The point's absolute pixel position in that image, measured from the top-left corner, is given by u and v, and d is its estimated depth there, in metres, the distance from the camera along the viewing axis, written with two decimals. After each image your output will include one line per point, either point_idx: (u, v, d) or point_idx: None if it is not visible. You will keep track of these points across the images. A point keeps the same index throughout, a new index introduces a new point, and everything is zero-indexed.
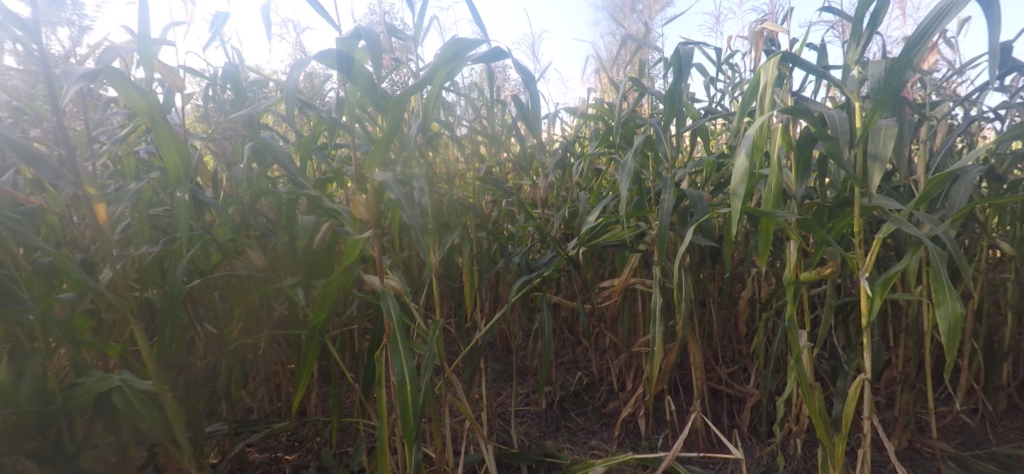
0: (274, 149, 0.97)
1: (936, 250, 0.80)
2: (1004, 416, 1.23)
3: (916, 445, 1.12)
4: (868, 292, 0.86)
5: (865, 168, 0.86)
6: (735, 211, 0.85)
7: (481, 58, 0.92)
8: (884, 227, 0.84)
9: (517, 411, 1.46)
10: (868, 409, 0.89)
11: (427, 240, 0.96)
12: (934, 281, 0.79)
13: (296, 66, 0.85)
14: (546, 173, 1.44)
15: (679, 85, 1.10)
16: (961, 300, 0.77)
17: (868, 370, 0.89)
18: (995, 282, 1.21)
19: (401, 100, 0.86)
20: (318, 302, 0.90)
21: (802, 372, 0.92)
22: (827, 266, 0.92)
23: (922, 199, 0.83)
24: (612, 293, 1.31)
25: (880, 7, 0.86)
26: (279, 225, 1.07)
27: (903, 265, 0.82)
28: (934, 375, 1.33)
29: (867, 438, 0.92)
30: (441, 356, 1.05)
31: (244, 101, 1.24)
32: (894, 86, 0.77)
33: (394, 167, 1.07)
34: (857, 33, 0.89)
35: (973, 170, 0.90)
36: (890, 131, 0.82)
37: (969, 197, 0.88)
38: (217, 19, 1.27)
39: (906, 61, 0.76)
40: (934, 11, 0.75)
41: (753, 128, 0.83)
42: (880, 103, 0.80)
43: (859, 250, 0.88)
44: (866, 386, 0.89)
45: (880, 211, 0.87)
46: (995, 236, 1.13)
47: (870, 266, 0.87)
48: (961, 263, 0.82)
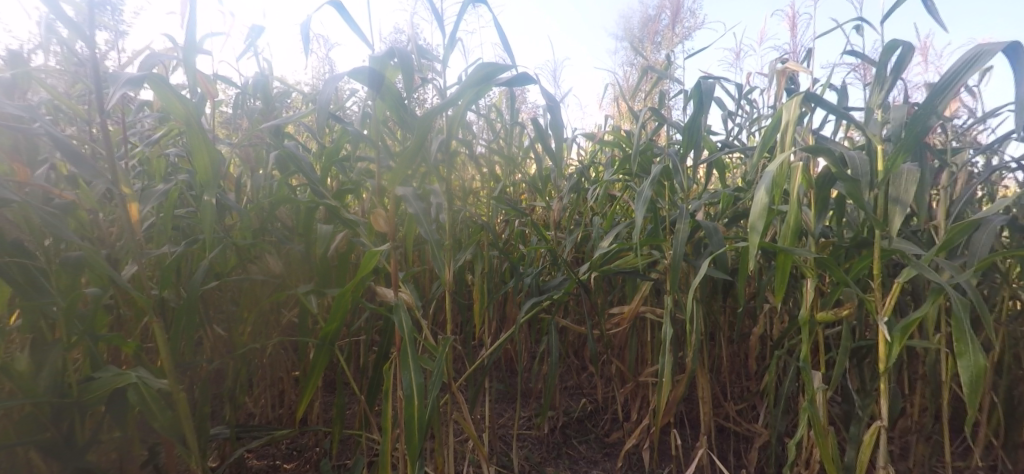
0: (297, 158, 0.99)
1: (957, 299, 0.80)
2: None
3: None
4: (886, 336, 0.85)
5: (885, 211, 0.86)
6: (753, 245, 0.85)
7: (508, 82, 0.95)
8: (905, 272, 0.83)
9: (518, 435, 1.45)
10: (883, 457, 0.88)
11: (443, 256, 0.97)
12: (956, 330, 0.79)
13: (328, 81, 0.87)
14: (561, 196, 1.45)
15: (698, 118, 1.12)
16: (983, 352, 0.77)
17: (884, 417, 0.87)
18: (1016, 336, 1.19)
19: (429, 117, 0.88)
20: (332, 311, 0.90)
21: (815, 414, 0.91)
22: (843, 307, 0.92)
23: (943, 247, 0.82)
24: (622, 320, 1.31)
25: (906, 53, 0.87)
26: (295, 233, 1.08)
27: (924, 312, 0.81)
28: (951, 427, 1.30)
29: None
30: (449, 374, 1.05)
31: (272, 111, 1.27)
32: (917, 132, 0.77)
33: (413, 182, 1.08)
34: (882, 77, 0.90)
35: (996, 219, 0.89)
36: (913, 176, 0.82)
37: (991, 247, 0.87)
38: (253, 30, 1.30)
39: (931, 108, 0.76)
40: (961, 60, 0.75)
41: (774, 164, 0.83)
42: (903, 147, 0.81)
43: (878, 293, 0.87)
44: (881, 433, 0.88)
45: (900, 255, 0.86)
46: (1017, 288, 1.11)
47: (889, 309, 0.86)
48: (982, 313, 0.82)
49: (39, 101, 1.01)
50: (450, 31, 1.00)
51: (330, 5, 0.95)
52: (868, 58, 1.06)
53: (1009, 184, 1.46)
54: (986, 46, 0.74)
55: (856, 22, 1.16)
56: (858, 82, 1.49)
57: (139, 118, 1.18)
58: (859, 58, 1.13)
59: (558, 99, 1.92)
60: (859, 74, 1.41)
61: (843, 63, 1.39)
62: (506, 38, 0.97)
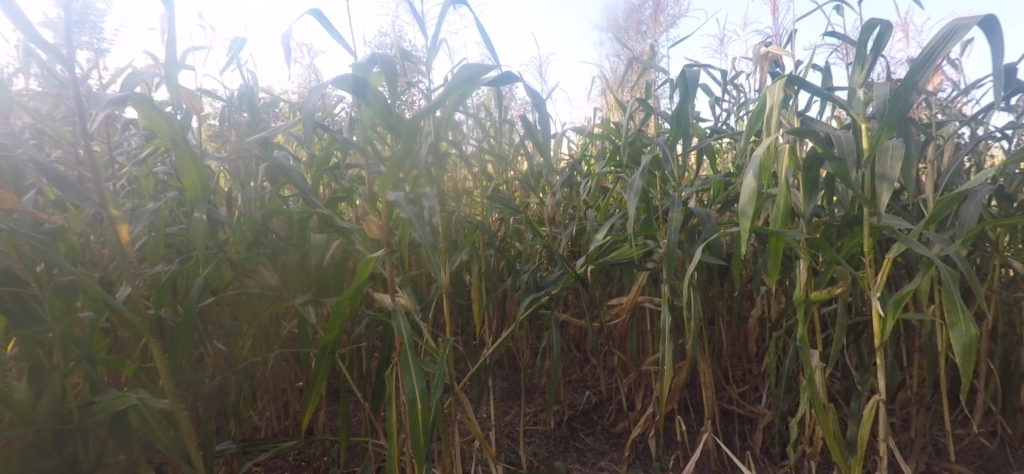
0: (288, 169, 0.98)
1: (947, 271, 0.80)
2: None
3: (935, 468, 1.10)
4: (880, 311, 0.85)
5: (872, 188, 0.86)
6: (744, 230, 0.86)
7: (493, 81, 0.95)
8: (895, 247, 0.84)
9: (525, 431, 1.46)
10: (883, 430, 0.88)
11: (439, 259, 0.98)
12: (948, 302, 0.79)
13: (313, 91, 0.87)
14: (554, 191, 1.47)
15: (685, 106, 1.13)
16: (974, 321, 0.77)
17: (882, 391, 0.88)
18: (1008, 301, 1.21)
19: (417, 120, 0.88)
20: (331, 320, 0.90)
21: (814, 392, 0.92)
22: (836, 285, 0.93)
23: (931, 220, 0.83)
24: (621, 311, 1.32)
25: (884, 31, 0.87)
26: (290, 244, 1.08)
27: (916, 284, 0.81)
28: (951, 397, 1.31)
29: (883, 460, 0.90)
30: (452, 375, 1.05)
31: (259, 123, 1.27)
32: (900, 108, 0.78)
33: (405, 186, 1.10)
34: (862, 56, 0.90)
35: (983, 189, 0.89)
36: (897, 152, 0.82)
37: (979, 216, 0.88)
38: (235, 43, 1.29)
39: (911, 83, 0.77)
40: (938, 34, 0.76)
41: (761, 148, 0.83)
42: (887, 124, 0.81)
43: (870, 270, 0.87)
44: (881, 407, 0.88)
45: (889, 231, 0.86)
46: (1007, 255, 1.12)
47: (881, 285, 0.86)
48: (974, 283, 0.82)
49: (22, 125, 1.00)
50: (433, 33, 1.00)
51: (311, 14, 0.95)
52: (848, 39, 1.07)
53: (996, 155, 1.47)
54: (961, 21, 0.74)
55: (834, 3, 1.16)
56: (841, 61, 1.50)
57: (125, 137, 1.17)
58: (838, 40, 1.14)
59: (546, 95, 1.92)
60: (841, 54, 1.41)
61: (825, 44, 1.40)
62: (488, 38, 0.97)
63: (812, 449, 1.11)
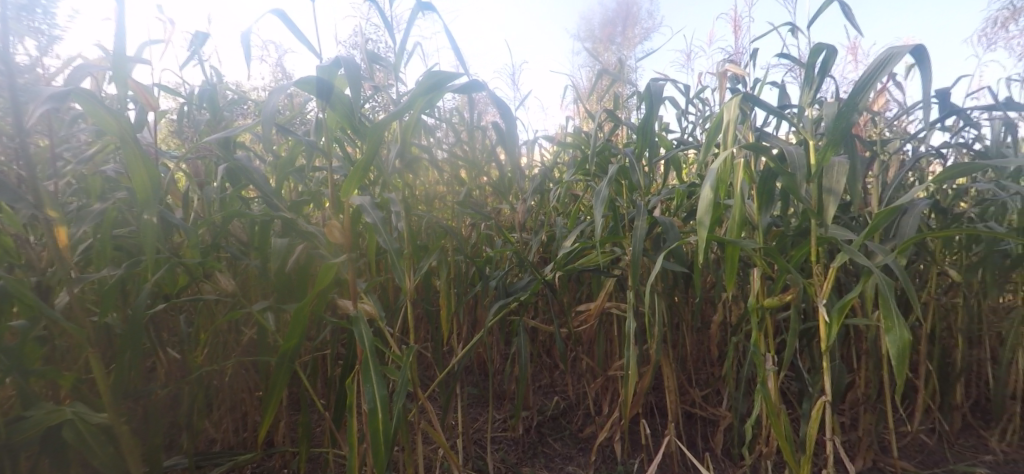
0: (248, 170, 0.93)
1: (884, 280, 0.79)
2: (961, 435, 1.27)
3: (881, 465, 1.13)
4: (825, 317, 0.86)
5: (820, 201, 0.87)
6: (701, 239, 0.88)
7: (460, 88, 0.94)
8: (838, 257, 0.83)
9: (493, 438, 1.44)
10: (831, 429, 0.89)
11: (403, 264, 0.96)
12: (884, 309, 0.78)
13: (273, 93, 0.84)
14: (524, 198, 1.47)
15: (650, 118, 1.17)
16: (909, 326, 0.77)
17: (830, 392, 0.89)
18: (948, 307, 1.26)
19: (382, 125, 0.86)
20: (290, 327, 0.86)
21: (768, 394, 0.93)
22: (787, 293, 0.96)
23: (872, 231, 0.82)
24: (589, 317, 1.33)
25: (831, 56, 0.89)
26: (250, 248, 1.04)
27: (856, 291, 0.81)
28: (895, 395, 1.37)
29: (832, 459, 0.91)
30: (415, 383, 1.03)
31: (219, 121, 1.22)
32: (843, 127, 0.80)
33: (372, 190, 1.13)
34: (810, 78, 0.92)
35: (921, 202, 0.90)
36: (843, 168, 0.83)
37: (917, 228, 0.88)
38: (196, 38, 1.24)
39: (854, 104, 0.79)
40: (872, 64, 0.78)
41: (717, 161, 0.86)
42: (833, 141, 0.83)
43: (817, 277, 0.89)
44: (828, 407, 0.89)
45: (836, 241, 0.87)
46: (945, 264, 1.17)
47: (828, 292, 0.88)
48: (912, 293, 0.81)
49: None
50: (401, 39, 0.99)
51: (273, 14, 0.92)
52: (798, 61, 1.09)
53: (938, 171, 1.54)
54: (896, 49, 0.77)
55: (786, 26, 1.19)
56: (795, 80, 1.54)
57: (72, 131, 1.11)
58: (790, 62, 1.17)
59: (520, 102, 1.93)
60: (794, 73, 1.46)
61: (779, 64, 1.44)
62: (454, 45, 0.95)
63: (770, 450, 1.12)
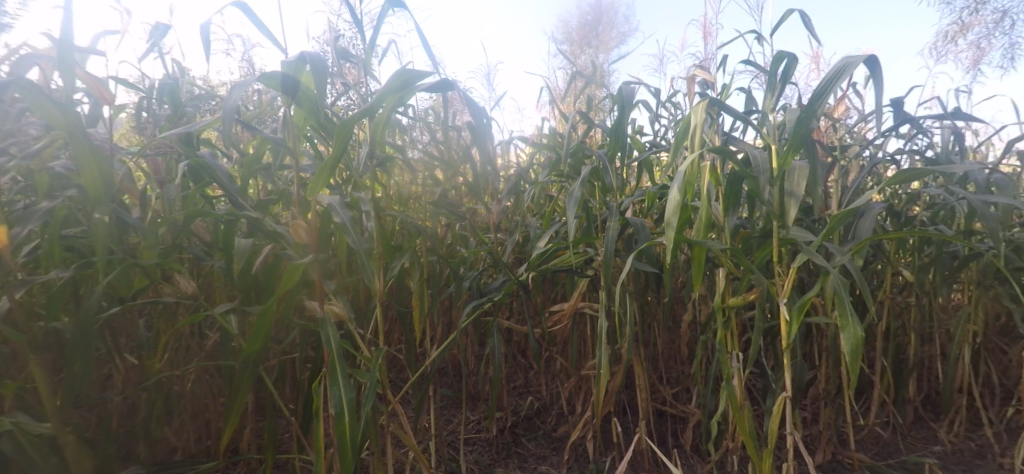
0: (212, 168, 0.93)
1: (840, 280, 0.82)
2: (914, 427, 1.32)
3: (839, 457, 1.17)
4: (786, 316, 0.88)
5: (782, 203, 0.90)
6: (669, 240, 0.89)
7: (430, 87, 0.94)
8: (798, 257, 0.86)
9: (467, 439, 1.44)
10: (791, 425, 0.91)
11: (373, 265, 0.96)
12: (840, 309, 0.81)
13: (235, 89, 0.83)
14: (500, 199, 1.48)
15: (623, 120, 1.21)
16: (862, 323, 0.79)
17: (791, 389, 0.91)
18: (902, 306, 1.32)
19: (350, 123, 0.85)
20: (253, 332, 0.85)
21: (732, 391, 0.96)
22: (750, 293, 0.99)
23: (829, 232, 0.85)
24: (562, 317, 1.34)
25: (791, 64, 0.91)
26: (214, 249, 1.02)
27: (814, 291, 0.84)
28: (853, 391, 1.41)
29: (791, 453, 0.93)
30: (385, 385, 1.03)
31: (182, 117, 1.19)
32: (803, 132, 0.82)
33: (343, 190, 1.12)
34: (772, 83, 0.95)
35: (876, 205, 0.93)
36: (804, 171, 0.85)
37: (873, 230, 0.91)
38: (155, 30, 1.16)
39: (812, 110, 0.82)
40: (829, 72, 0.82)
41: (684, 164, 0.87)
42: (794, 145, 0.85)
43: (778, 278, 0.91)
44: (789, 403, 0.92)
45: (796, 243, 0.89)
46: (899, 265, 1.21)
47: (788, 292, 0.90)
48: (868, 293, 0.84)
49: None
50: (370, 37, 0.99)
51: (236, 6, 0.91)
52: (760, 69, 1.12)
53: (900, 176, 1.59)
54: (851, 58, 0.80)
55: (750, 35, 1.22)
56: (761, 87, 1.57)
57: (21, 126, 1.06)
58: (755, 69, 1.19)
59: (496, 103, 1.93)
60: (759, 80, 1.49)
61: (746, 71, 1.47)
62: (426, 45, 0.96)
63: (736, 446, 1.15)
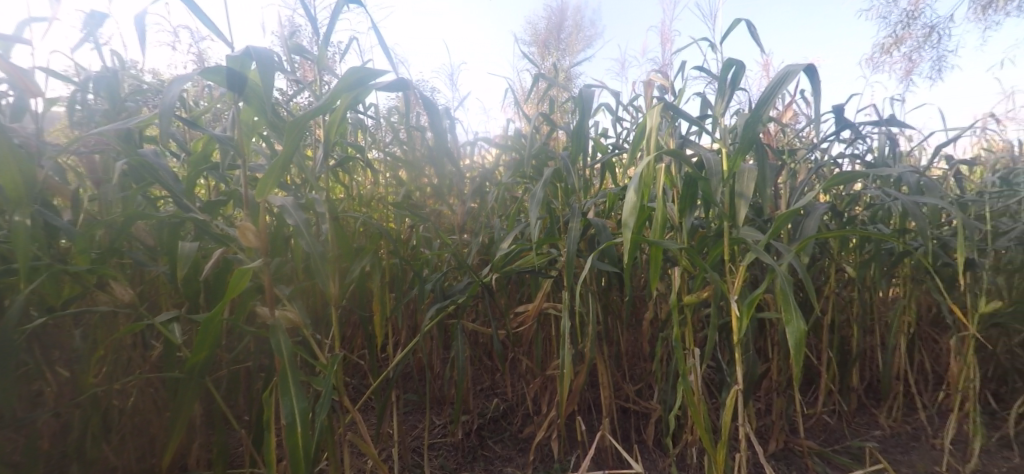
0: (153, 167, 0.89)
1: (785, 276, 0.84)
2: (858, 414, 1.38)
3: (791, 445, 1.21)
4: (736, 312, 0.90)
5: (732, 204, 0.92)
6: (626, 240, 0.90)
7: (386, 87, 0.92)
8: (746, 256, 0.88)
9: (432, 444, 1.42)
10: (743, 417, 0.94)
11: (328, 270, 0.94)
12: (784, 304, 0.83)
13: (173, 84, 0.81)
14: (464, 200, 1.47)
15: (584, 123, 1.22)
16: (805, 318, 0.81)
17: (742, 382, 0.94)
18: (845, 300, 1.37)
19: (301, 123, 0.83)
20: (198, 341, 0.82)
21: (686, 386, 0.97)
22: (703, 291, 1.01)
23: (775, 231, 0.87)
24: (527, 318, 1.34)
25: (740, 71, 0.94)
26: (158, 254, 0.98)
27: (762, 287, 0.86)
28: (803, 382, 1.46)
29: (744, 445, 0.96)
30: (341, 391, 1.01)
31: (122, 113, 1.09)
32: (751, 136, 0.85)
33: (297, 193, 1.09)
34: (722, 89, 0.97)
35: (820, 206, 0.96)
36: (752, 174, 0.87)
37: (817, 229, 0.93)
38: (91, 19, 1.10)
39: (758, 115, 0.84)
40: (773, 79, 0.84)
41: (640, 167, 0.88)
42: (743, 148, 0.87)
43: (730, 276, 0.93)
44: (740, 396, 0.94)
45: (745, 243, 0.92)
46: (841, 261, 1.25)
47: (739, 288, 0.92)
48: (812, 290, 0.86)
49: None
50: (324, 34, 0.97)
51: None
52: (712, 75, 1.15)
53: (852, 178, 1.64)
54: (790, 67, 0.84)
55: (703, 42, 1.24)
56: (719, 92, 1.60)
57: None
58: (707, 74, 1.22)
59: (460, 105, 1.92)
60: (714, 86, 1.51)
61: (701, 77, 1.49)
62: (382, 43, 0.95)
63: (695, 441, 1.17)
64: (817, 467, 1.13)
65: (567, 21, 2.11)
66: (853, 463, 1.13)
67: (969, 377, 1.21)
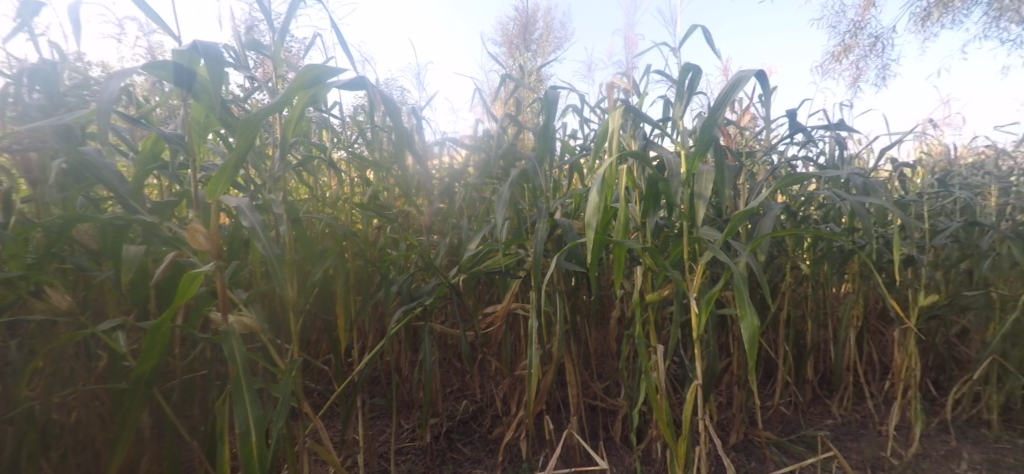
0: (96, 167, 0.85)
1: (739, 273, 0.86)
2: (812, 404, 1.43)
3: (750, 436, 1.24)
4: (695, 309, 0.92)
5: (691, 205, 0.93)
6: (589, 241, 0.90)
7: (345, 85, 0.90)
8: (703, 255, 0.90)
9: (399, 449, 1.40)
10: (702, 409, 0.96)
11: (286, 273, 0.90)
12: (739, 300, 0.85)
13: (111, 79, 0.78)
14: (432, 200, 1.44)
15: (550, 124, 1.22)
16: (759, 314, 0.84)
17: (701, 376, 0.96)
18: (800, 295, 1.41)
19: (254, 121, 0.80)
20: (144, 351, 0.79)
21: (648, 382, 0.99)
22: (664, 289, 1.03)
23: (731, 231, 0.89)
24: (495, 319, 1.33)
25: (696, 77, 0.95)
26: (103, 258, 0.94)
27: (718, 285, 0.88)
28: (763, 376, 1.49)
29: (703, 437, 1.00)
30: (299, 398, 0.98)
31: (61, 108, 1.04)
32: (708, 138, 0.86)
33: (253, 194, 1.06)
34: (680, 93, 0.98)
35: (776, 206, 0.98)
36: (709, 175, 0.88)
37: (774, 228, 0.95)
38: (24, 7, 1.04)
39: (714, 118, 0.86)
40: (727, 83, 0.87)
41: (602, 168, 0.88)
42: (700, 150, 0.89)
43: (689, 274, 0.94)
44: (700, 390, 0.96)
45: (703, 242, 0.93)
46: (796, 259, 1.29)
47: (697, 286, 0.94)
48: (764, 285, 0.90)
49: None
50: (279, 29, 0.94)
51: None
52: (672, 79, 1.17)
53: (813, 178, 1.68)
54: (742, 73, 0.86)
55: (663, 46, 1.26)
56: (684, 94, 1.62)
57: None
58: (667, 77, 1.24)
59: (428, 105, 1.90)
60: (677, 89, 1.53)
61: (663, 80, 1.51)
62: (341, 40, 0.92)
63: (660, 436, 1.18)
64: (774, 456, 1.16)
65: (535, 22, 2.10)
66: (808, 452, 1.17)
67: (910, 367, 1.26)
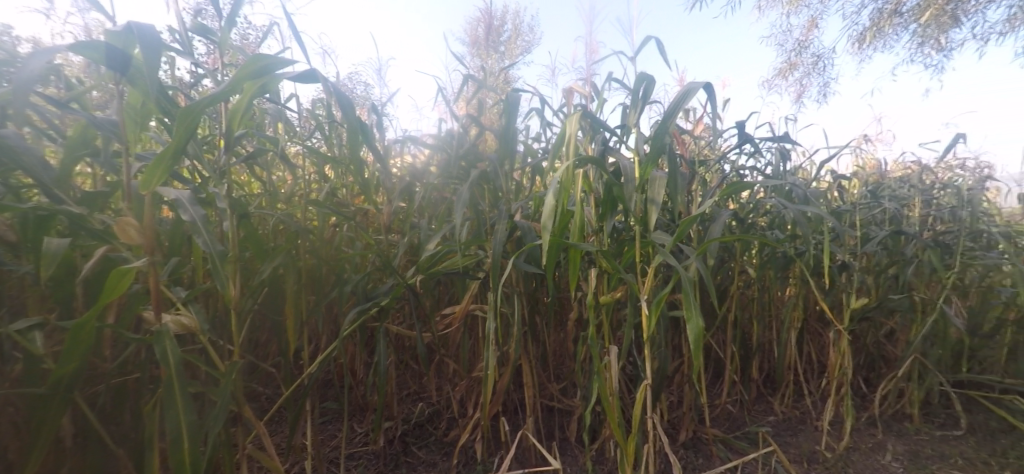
0: (13, 150, 0.79)
1: (688, 277, 0.88)
2: (756, 402, 1.48)
3: (699, 434, 1.27)
4: (646, 310, 0.94)
5: (645, 209, 0.96)
6: (545, 243, 0.90)
7: (296, 77, 0.87)
8: (655, 259, 0.93)
9: (350, 454, 1.37)
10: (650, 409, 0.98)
11: (228, 270, 0.87)
12: (686, 303, 0.88)
13: (34, 56, 0.75)
14: (391, 199, 1.42)
15: (510, 126, 1.24)
16: (704, 316, 0.87)
17: (650, 376, 0.98)
18: (747, 299, 1.46)
19: (194, 110, 0.77)
20: (61, 355, 0.75)
21: (600, 383, 1.00)
22: (618, 290, 1.05)
23: (680, 236, 0.91)
24: (454, 320, 1.32)
25: (651, 87, 0.99)
26: (25, 252, 0.88)
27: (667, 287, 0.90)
28: (712, 379, 1.53)
29: (653, 434, 1.02)
30: (241, 401, 0.94)
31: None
32: (660, 146, 0.89)
33: (197, 187, 1.02)
34: (635, 102, 1.01)
35: (725, 213, 1.01)
36: (662, 180, 0.90)
37: (722, 233, 0.98)
38: None
39: (666, 127, 0.89)
40: (678, 94, 0.91)
41: (559, 172, 0.89)
42: (653, 157, 0.92)
43: (641, 277, 0.96)
44: (649, 390, 0.99)
45: (655, 246, 0.96)
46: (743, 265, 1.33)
47: (649, 288, 0.95)
48: (712, 288, 0.95)
49: None
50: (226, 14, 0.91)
51: None
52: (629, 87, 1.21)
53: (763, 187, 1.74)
54: (691, 85, 0.91)
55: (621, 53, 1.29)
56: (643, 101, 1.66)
57: None
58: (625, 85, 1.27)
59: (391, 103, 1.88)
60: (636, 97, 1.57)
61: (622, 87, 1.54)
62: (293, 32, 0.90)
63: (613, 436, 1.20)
64: (720, 453, 1.19)
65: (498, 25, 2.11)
66: (751, 448, 1.21)
67: (842, 365, 1.32)
